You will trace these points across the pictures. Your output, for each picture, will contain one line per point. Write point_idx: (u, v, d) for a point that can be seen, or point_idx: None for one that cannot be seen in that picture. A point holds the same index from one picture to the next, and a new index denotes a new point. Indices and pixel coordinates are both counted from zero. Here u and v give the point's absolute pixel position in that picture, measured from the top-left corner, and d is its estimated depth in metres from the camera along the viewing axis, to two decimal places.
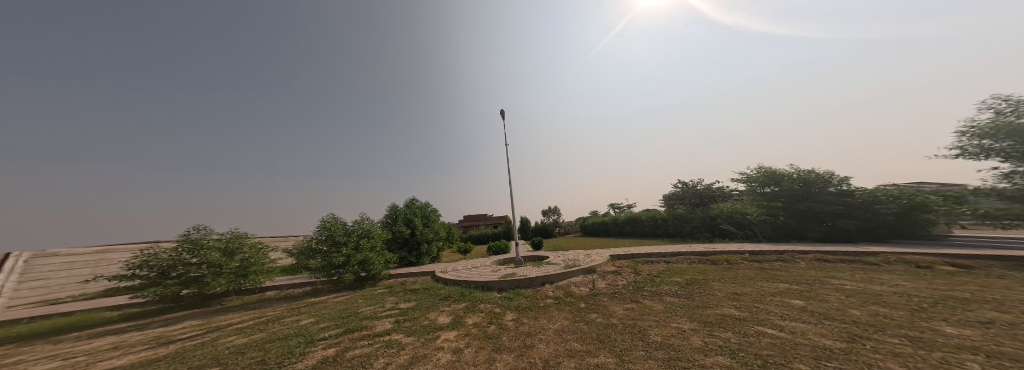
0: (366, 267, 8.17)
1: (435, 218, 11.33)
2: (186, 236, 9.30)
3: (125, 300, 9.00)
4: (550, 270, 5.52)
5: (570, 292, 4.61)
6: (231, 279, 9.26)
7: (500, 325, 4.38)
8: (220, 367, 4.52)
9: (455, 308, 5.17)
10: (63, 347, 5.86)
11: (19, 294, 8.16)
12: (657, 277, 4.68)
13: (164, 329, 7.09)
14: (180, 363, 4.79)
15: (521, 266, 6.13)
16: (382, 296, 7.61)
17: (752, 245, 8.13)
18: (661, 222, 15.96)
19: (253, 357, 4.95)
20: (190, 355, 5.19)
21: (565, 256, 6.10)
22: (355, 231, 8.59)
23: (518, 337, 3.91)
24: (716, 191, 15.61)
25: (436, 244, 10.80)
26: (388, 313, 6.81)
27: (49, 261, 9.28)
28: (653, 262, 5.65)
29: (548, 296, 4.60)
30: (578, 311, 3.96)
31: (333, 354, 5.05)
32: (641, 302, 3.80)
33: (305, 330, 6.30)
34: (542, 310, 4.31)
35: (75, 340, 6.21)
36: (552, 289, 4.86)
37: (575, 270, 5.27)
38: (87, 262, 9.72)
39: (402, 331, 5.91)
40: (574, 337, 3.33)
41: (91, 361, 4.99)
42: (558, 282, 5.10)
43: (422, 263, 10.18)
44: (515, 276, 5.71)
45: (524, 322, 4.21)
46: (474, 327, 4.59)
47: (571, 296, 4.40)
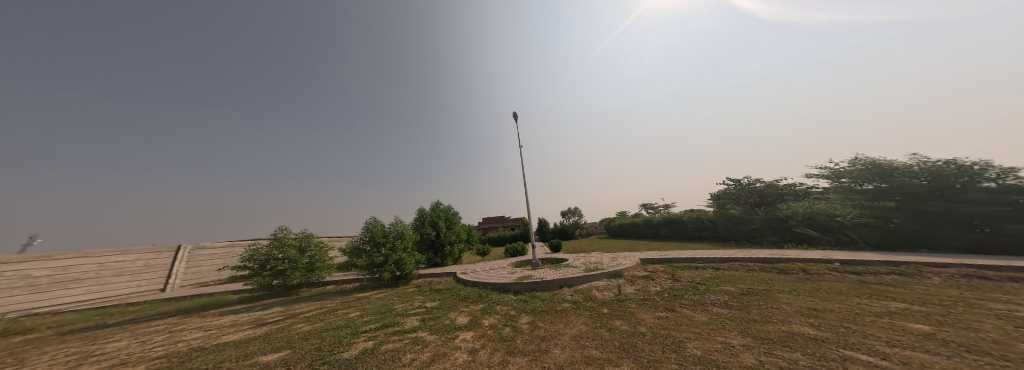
0: (401, 266, 8.87)
1: (458, 220, 11.75)
2: (275, 234, 11.48)
3: (231, 286, 11.46)
4: (568, 274, 5.13)
5: (592, 296, 4.15)
6: (303, 273, 11.08)
7: (516, 328, 4.13)
8: (290, 350, 5.31)
9: (474, 309, 5.14)
10: (204, 320, 7.71)
11: (187, 278, 11.17)
12: (700, 284, 3.90)
13: (259, 313, 8.76)
14: (267, 342, 5.82)
15: (538, 268, 5.85)
16: (412, 294, 8.09)
17: (845, 253, 6.27)
18: (706, 225, 13.74)
19: (312, 344, 5.72)
20: (273, 337, 6.27)
21: (589, 259, 5.61)
22: (391, 233, 9.39)
23: (534, 341, 3.63)
24: (783, 188, 12.61)
25: (459, 245, 11.20)
26: (416, 311, 7.17)
27: (203, 251, 12.43)
28: (695, 268, 4.77)
29: (566, 300, 4.22)
30: (600, 316, 3.52)
31: (371, 346, 5.49)
32: (678, 310, 3.16)
33: (352, 322, 7.04)
34: (559, 315, 3.94)
35: (209, 316, 8.10)
36: (570, 294, 4.45)
37: (597, 274, 4.76)
38: (223, 254, 12.74)
39: (426, 328, 6.13)
40: (593, 343, 2.93)
41: (219, 334, 6.41)
42: (576, 285, 4.71)
43: (447, 263, 10.68)
44: (531, 279, 5.45)
45: (538, 327, 3.90)
46: (491, 329, 4.45)
47: (592, 301, 3.96)
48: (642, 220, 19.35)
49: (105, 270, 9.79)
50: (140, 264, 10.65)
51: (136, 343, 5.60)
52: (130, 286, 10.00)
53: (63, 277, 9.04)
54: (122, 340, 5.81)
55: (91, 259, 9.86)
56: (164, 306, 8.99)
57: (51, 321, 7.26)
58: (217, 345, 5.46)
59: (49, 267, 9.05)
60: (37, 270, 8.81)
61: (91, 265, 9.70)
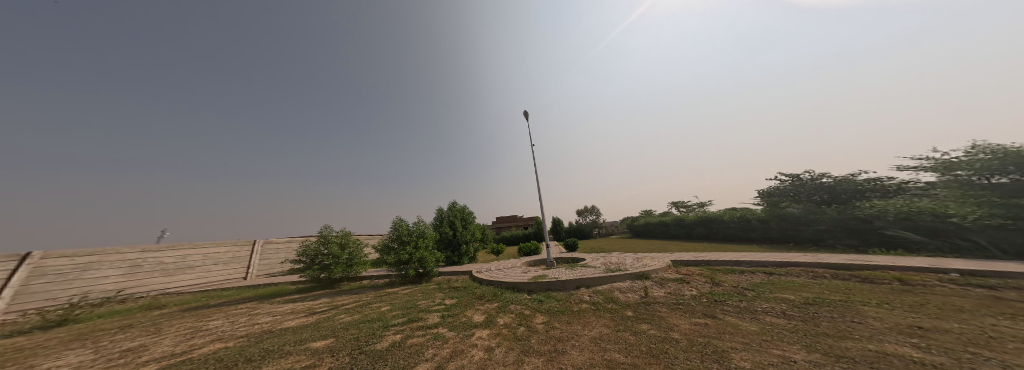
0: (423, 264, 9.23)
1: (472, 220, 11.88)
2: (321, 232, 12.85)
3: (286, 277, 13.15)
4: (585, 274, 4.79)
5: (613, 298, 3.77)
6: (344, 268, 12.22)
7: (531, 328, 3.91)
8: (333, 338, 5.83)
9: (490, 307, 5.04)
10: (273, 307, 8.93)
11: (261, 270, 13.09)
12: (748, 290, 3.28)
13: (311, 303, 9.85)
14: (316, 329, 6.47)
15: (553, 267, 5.59)
16: (433, 292, 8.35)
17: (963, 261, 4.79)
18: (756, 225, 11.90)
19: (351, 334, 6.21)
20: (322, 325, 6.97)
21: (609, 260, 5.20)
22: (414, 232, 9.84)
23: (549, 342, 3.38)
24: (860, 183, 10.17)
25: (474, 244, 11.39)
26: (437, 307, 7.35)
27: (273, 245, 14.34)
28: (738, 272, 4.07)
29: (584, 301, 3.91)
30: (623, 319, 3.15)
31: (399, 340, 5.76)
32: (719, 317, 2.67)
33: (383, 316, 7.50)
34: (577, 316, 3.63)
35: (276, 304, 9.33)
36: (588, 294, 4.11)
37: (619, 275, 4.36)
38: (285, 248, 14.62)
39: (445, 325, 6.22)
40: (616, 347, 2.56)
41: (281, 320, 7.33)
42: (596, 286, 4.36)
43: (463, 262, 10.92)
44: (546, 278, 5.19)
45: (555, 328, 3.65)
46: (505, 328, 4.30)
47: (614, 303, 3.59)
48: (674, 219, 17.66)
49: (208, 259, 11.76)
50: (231, 255, 12.56)
51: (221, 322, 6.64)
52: (224, 273, 11.93)
53: (183, 264, 10.98)
54: (219, 319, 6.96)
55: (199, 249, 11.82)
56: (240, 291, 10.65)
57: (173, 298, 9.12)
58: (280, 330, 6.23)
59: (175, 254, 11.03)
60: (165, 256, 10.72)
61: (199, 254, 11.64)
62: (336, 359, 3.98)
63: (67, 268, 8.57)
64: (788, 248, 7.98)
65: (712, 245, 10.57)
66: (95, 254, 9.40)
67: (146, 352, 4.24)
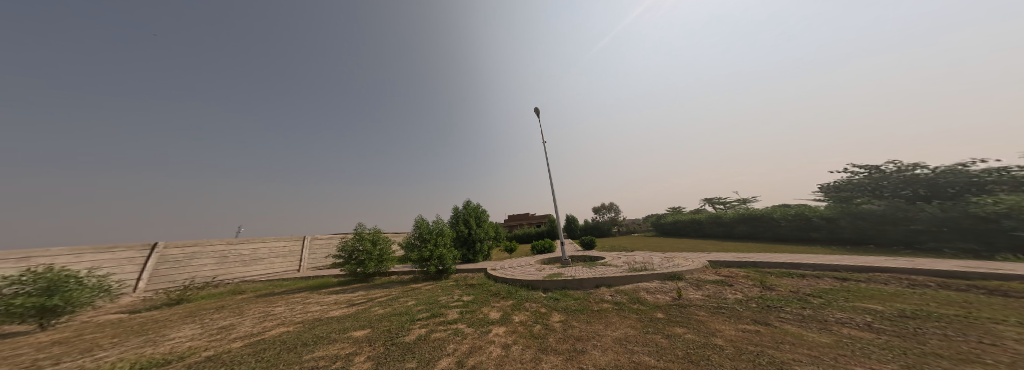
0: (442, 262, 9.48)
1: (486, 218, 11.87)
2: (357, 230, 13.90)
3: (326, 270, 14.54)
4: (606, 273, 4.44)
5: (639, 298, 3.39)
6: (376, 263, 13.11)
7: (548, 327, 3.66)
8: (368, 328, 6.23)
9: (506, 305, 4.90)
10: (320, 297, 9.89)
11: (309, 263, 14.66)
12: (812, 296, 2.70)
13: (350, 295, 10.71)
14: (354, 319, 6.98)
15: (570, 266, 5.31)
16: (452, 288, 8.50)
17: None
18: (818, 224, 9.95)
19: (383, 325, 6.57)
20: (360, 316, 7.50)
21: (633, 260, 4.80)
22: (432, 230, 10.13)
23: (566, 342, 3.12)
24: (976, 174, 7.86)
25: (487, 243, 11.48)
26: (456, 303, 7.45)
27: (319, 240, 15.76)
28: (795, 275, 3.41)
29: (606, 300, 3.59)
30: (653, 321, 2.79)
31: (423, 333, 5.93)
32: (775, 324, 2.20)
33: (409, 310, 7.82)
34: (598, 316, 3.33)
35: (323, 294, 10.34)
36: (610, 294, 3.77)
37: (646, 275, 3.95)
38: (328, 243, 16.14)
39: (464, 321, 6.25)
40: (645, 350, 2.24)
41: (326, 309, 8.07)
42: (618, 286, 4.01)
43: (478, 260, 11.03)
44: (562, 276, 4.91)
45: (573, 328, 3.36)
46: (521, 325, 4.10)
47: (641, 304, 3.22)
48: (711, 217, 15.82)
49: (273, 252, 13.41)
50: (289, 248, 14.15)
51: (280, 308, 7.52)
52: (282, 265, 13.58)
53: (255, 256, 12.65)
54: (282, 306, 7.92)
55: (267, 243, 13.53)
56: (291, 281, 12.07)
57: (254, 285, 10.77)
58: (327, 318, 6.85)
59: (250, 247, 12.76)
60: (244, 249, 12.48)
61: (267, 247, 13.33)
62: (372, 349, 4.17)
63: (181, 256, 10.51)
64: (856, 251, 6.54)
65: (757, 245, 9.16)
66: (198, 245, 11.28)
67: (234, 330, 4.94)
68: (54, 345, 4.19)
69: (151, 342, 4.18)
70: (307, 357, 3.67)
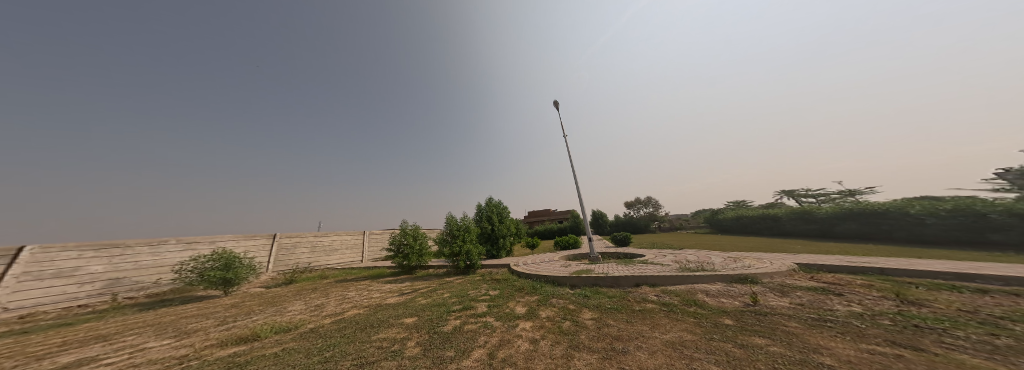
0: (469, 257, 9.72)
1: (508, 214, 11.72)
2: (403, 226, 15.30)
3: (378, 260, 16.46)
4: (648, 272, 3.83)
5: (696, 301, 2.76)
6: (417, 257, 14.16)
7: (579, 324, 3.27)
8: (415, 316, 6.72)
9: (531, 299, 4.64)
10: (378, 285, 11.20)
11: (368, 255, 16.83)
12: (1003, 319, 1.74)
13: (400, 285, 11.81)
14: (403, 306, 7.64)
15: (601, 264, 4.75)
16: (479, 282, 8.58)
17: None
18: (1001, 222, 6.70)
19: (426, 314, 6.98)
20: (410, 304, 8.15)
21: (680, 261, 4.08)
22: (459, 227, 10.45)
23: (599, 339, 2.73)
24: None
25: (509, 239, 11.40)
26: (484, 297, 7.48)
27: (374, 235, 17.94)
28: (962, 290, 2.30)
29: (650, 301, 3.03)
30: (717, 328, 2.19)
31: (457, 325, 6.07)
32: (934, 350, 1.44)
33: (446, 301, 8.15)
34: (640, 315, 2.84)
35: (381, 283, 11.70)
36: (656, 295, 3.16)
37: (704, 276, 3.24)
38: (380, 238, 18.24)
39: (492, 314, 6.20)
40: (711, 359, 1.71)
41: (383, 296, 9.03)
42: (666, 286, 3.37)
43: (501, 256, 11.04)
44: (591, 273, 4.44)
45: (609, 323, 2.94)
46: (548, 321, 3.78)
47: (699, 308, 2.60)
48: (801, 211, 12.32)
49: (344, 243, 15.80)
50: (354, 239, 16.45)
51: (350, 293, 8.78)
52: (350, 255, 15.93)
53: (333, 245, 15.13)
54: (352, 290, 9.21)
55: (341, 236, 15.98)
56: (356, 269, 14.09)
57: (334, 273, 12.78)
58: (386, 304, 7.65)
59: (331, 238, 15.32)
60: (328, 239, 15.09)
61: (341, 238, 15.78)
62: (420, 335, 4.44)
63: (290, 243, 13.26)
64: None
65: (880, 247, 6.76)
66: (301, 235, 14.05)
67: (325, 308, 5.90)
68: (219, 304, 5.76)
69: (262, 313, 5.11)
70: (373, 337, 4.07)
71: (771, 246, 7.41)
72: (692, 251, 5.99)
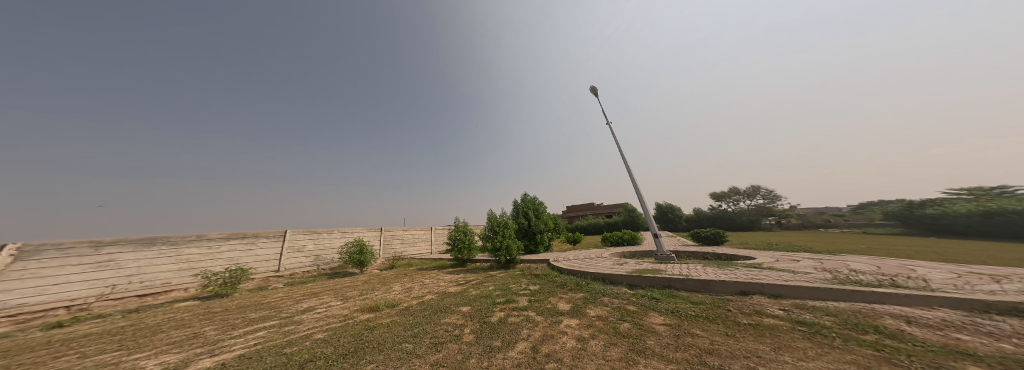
0: (508, 252, 9.53)
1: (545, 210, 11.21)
2: None
3: None
4: (763, 279, 3.08)
5: (872, 326, 1.78)
6: None
7: (629, 318, 2.31)
8: (466, 305, 7.08)
9: (571, 295, 4.16)
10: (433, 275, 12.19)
11: None
12: None
13: None
14: (460, 294, 8.24)
15: (673, 265, 4.12)
16: (519, 276, 8.52)
17: None
18: None
19: (476, 304, 7.29)
20: (464, 292, 8.56)
21: (843, 277, 2.99)
22: (498, 223, 10.39)
23: (652, 334, 1.82)
24: None
25: (546, 234, 11.08)
26: (524, 291, 7.44)
27: None
28: None
29: (763, 311, 2.14)
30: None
31: (501, 317, 6.12)
32: None
33: (490, 292, 8.34)
34: (737, 326, 1.68)
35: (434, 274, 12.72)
36: (768, 307, 2.36)
37: (909, 299, 2.20)
38: None
39: (533, 309, 6.13)
40: None
41: (439, 282, 9.71)
42: (800, 301, 2.54)
43: (540, 251, 10.67)
44: (661, 273, 3.87)
45: (663, 310, 1.95)
46: (597, 319, 2.99)
47: (878, 335, 1.62)
48: None
49: None
50: None
51: (429, 280, 9.84)
52: None
53: None
54: (431, 277, 10.23)
55: None
56: (431, 256, 14.91)
57: (417, 261, 13.55)
58: (450, 292, 8.32)
59: None
60: None
61: None
62: (473, 323, 4.60)
63: None
64: None
65: None
66: None
67: (413, 291, 6.69)
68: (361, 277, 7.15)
69: (360, 288, 5.90)
70: (442, 320, 4.51)
71: (919, 253, 5.65)
72: (792, 255, 4.99)
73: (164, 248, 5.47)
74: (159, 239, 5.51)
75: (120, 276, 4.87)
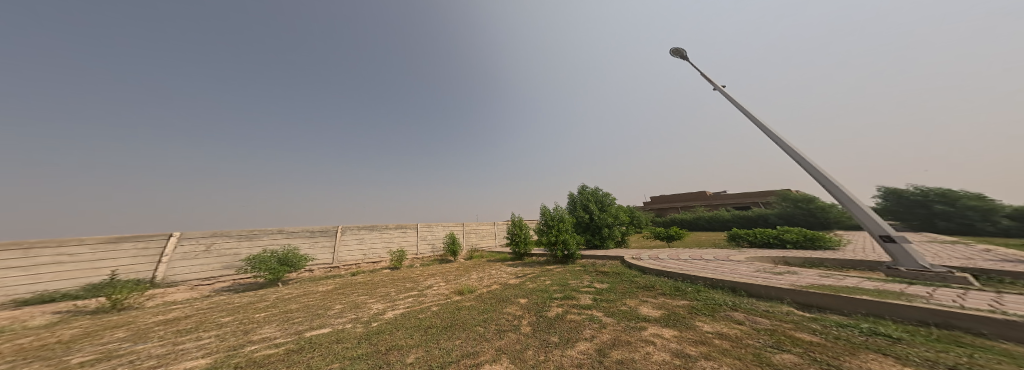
0: (567, 247, 9.05)
1: (611, 201, 10.06)
2: None
3: None
4: None
5: None
6: None
7: (800, 348, 1.52)
8: (525, 298, 7.11)
9: (665, 300, 3.49)
10: None
11: None
12: None
13: None
14: (519, 286, 8.36)
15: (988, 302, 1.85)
16: (581, 273, 7.94)
17: None
18: None
19: (534, 297, 7.22)
20: (524, 284, 8.62)
21: None
22: (553, 217, 10.01)
23: None
24: None
25: (617, 228, 9.79)
26: (588, 289, 6.90)
27: None
28: None
29: None
30: None
31: (560, 313, 5.83)
32: None
33: (550, 286, 8.10)
34: None
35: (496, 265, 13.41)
36: None
37: None
38: None
39: (600, 309, 5.59)
40: None
41: (501, 273, 10.08)
42: None
43: (609, 247, 9.52)
44: (930, 302, 1.84)
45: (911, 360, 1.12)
46: (715, 338, 2.30)
47: None
48: None
49: None
50: None
51: (493, 271, 10.31)
52: None
53: None
54: (497, 269, 10.79)
55: None
56: (496, 249, 15.73)
57: (486, 253, 14.62)
58: (514, 284, 8.54)
59: None
60: None
61: None
62: (531, 316, 4.46)
63: None
64: None
65: None
66: None
67: (483, 279, 7.21)
68: (448, 267, 8.17)
69: (441, 278, 6.94)
70: (504, 309, 4.56)
71: None
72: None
73: (375, 232, 8.78)
74: (376, 227, 8.91)
75: (359, 248, 8.31)
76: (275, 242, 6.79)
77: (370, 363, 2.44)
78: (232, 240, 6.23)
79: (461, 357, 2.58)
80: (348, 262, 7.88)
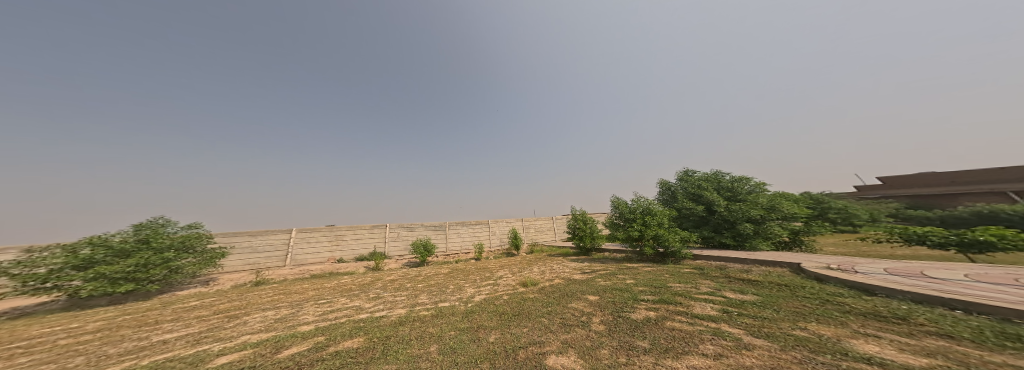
0: (662, 243, 7.59)
1: (743, 189, 7.93)
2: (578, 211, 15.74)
3: None
4: None
5: None
6: None
7: None
8: (598, 297, 6.21)
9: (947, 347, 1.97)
10: None
11: None
12: None
13: None
14: (591, 284, 7.45)
15: None
16: (692, 277, 6.45)
17: None
18: None
19: (607, 296, 6.20)
20: (598, 283, 7.63)
21: None
22: (637, 209, 8.76)
23: None
24: None
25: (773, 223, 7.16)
26: (709, 297, 5.33)
27: None
28: None
29: None
30: None
31: (660, 316, 4.66)
32: None
33: (631, 287, 6.90)
34: None
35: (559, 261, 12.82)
36: None
37: None
38: None
39: (735, 324, 3.98)
40: None
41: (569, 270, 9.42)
42: None
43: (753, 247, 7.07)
44: None
45: None
46: None
47: None
48: None
49: None
50: None
51: (556, 265, 9.90)
52: None
53: None
54: (562, 264, 10.22)
55: None
56: (556, 243, 15.18)
57: (546, 248, 14.18)
58: (581, 281, 7.76)
59: None
60: None
61: None
62: (604, 314, 3.50)
63: None
64: None
65: None
66: None
67: (546, 273, 6.80)
68: (514, 260, 8.15)
69: (509, 270, 6.85)
70: (570, 304, 4.01)
71: None
72: None
73: (466, 227, 9.53)
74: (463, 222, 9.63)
75: (455, 241, 9.19)
76: (422, 233, 8.60)
77: (467, 336, 2.38)
78: (406, 230, 8.34)
79: (530, 344, 2.13)
80: (450, 252, 8.90)
